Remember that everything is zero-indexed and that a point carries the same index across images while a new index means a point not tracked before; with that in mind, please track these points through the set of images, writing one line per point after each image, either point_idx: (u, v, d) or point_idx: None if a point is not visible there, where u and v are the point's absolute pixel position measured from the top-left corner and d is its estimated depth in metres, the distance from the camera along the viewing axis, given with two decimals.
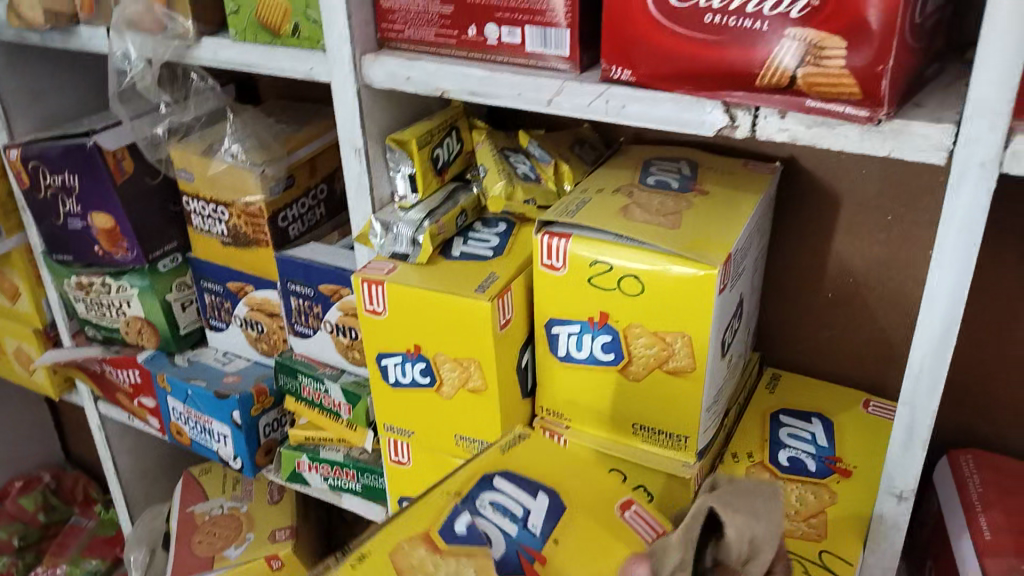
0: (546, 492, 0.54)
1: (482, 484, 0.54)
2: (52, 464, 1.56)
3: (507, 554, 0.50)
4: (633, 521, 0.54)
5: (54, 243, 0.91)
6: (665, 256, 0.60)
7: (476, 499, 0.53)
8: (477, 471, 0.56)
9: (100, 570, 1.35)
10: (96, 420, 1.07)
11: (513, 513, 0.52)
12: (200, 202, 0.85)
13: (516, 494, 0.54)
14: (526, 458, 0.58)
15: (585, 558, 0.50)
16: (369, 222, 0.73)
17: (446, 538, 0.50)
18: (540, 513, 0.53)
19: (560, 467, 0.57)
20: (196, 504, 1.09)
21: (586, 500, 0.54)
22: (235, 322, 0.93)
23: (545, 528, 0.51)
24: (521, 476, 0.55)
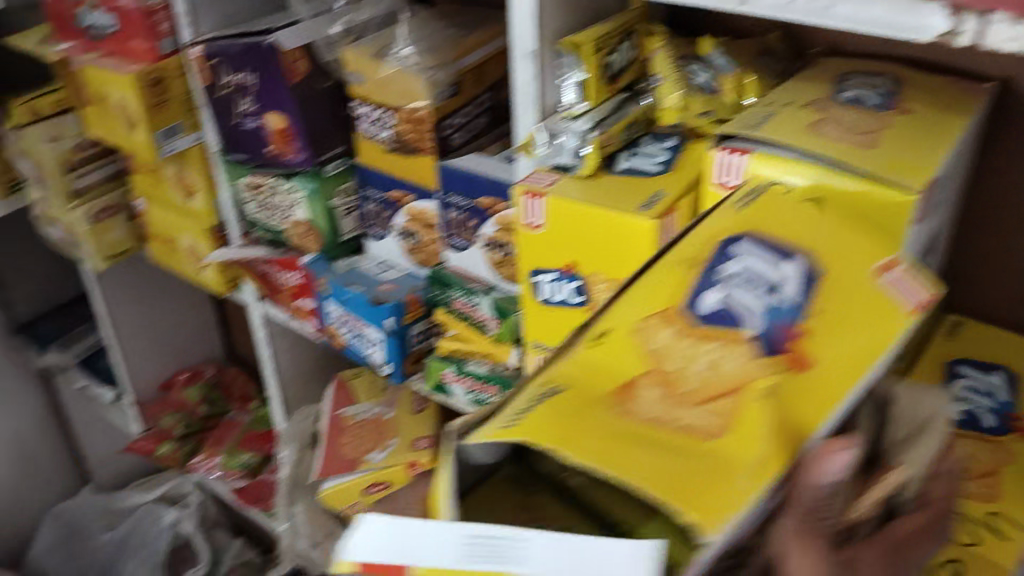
0: (798, 254, 0.49)
1: (722, 250, 0.49)
2: (212, 359, 1.66)
3: (768, 331, 0.45)
4: (891, 285, 0.50)
5: (231, 142, 0.95)
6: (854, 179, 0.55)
7: (722, 270, 0.48)
8: (717, 233, 0.51)
9: (253, 464, 1.43)
10: (258, 319, 1.12)
11: (765, 283, 0.47)
12: (368, 108, 0.86)
13: (763, 259, 0.48)
14: (769, 215, 0.52)
15: (847, 339, 0.47)
16: (535, 131, 0.71)
17: (696, 318, 0.46)
18: (793, 282, 0.47)
19: (802, 223, 0.52)
20: (346, 408, 1.14)
21: (842, 267, 0.50)
22: (393, 232, 0.95)
23: (800, 298, 0.47)
24: (764, 237, 0.50)
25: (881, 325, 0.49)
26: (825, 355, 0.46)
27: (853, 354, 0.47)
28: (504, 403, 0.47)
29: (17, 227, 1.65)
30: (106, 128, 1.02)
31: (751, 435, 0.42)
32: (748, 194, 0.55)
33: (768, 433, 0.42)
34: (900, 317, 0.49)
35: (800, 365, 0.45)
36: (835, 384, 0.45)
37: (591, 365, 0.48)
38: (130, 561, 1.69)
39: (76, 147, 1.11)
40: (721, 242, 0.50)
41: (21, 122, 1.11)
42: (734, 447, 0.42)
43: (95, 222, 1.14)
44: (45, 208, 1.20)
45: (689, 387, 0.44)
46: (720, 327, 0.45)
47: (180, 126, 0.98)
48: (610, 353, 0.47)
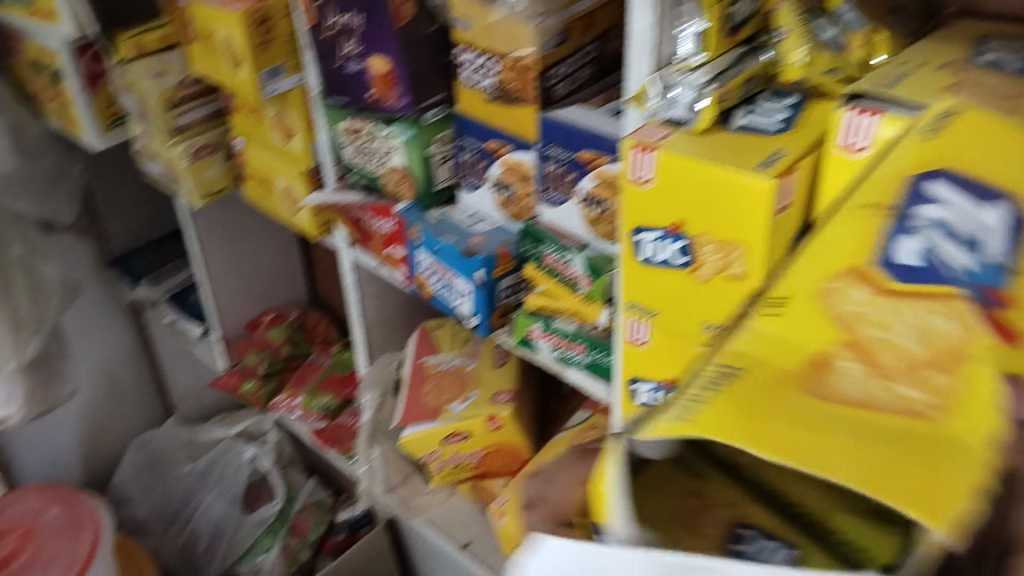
0: (1004, 199, 0.43)
1: (915, 197, 0.46)
2: (297, 301, 1.69)
3: (971, 291, 0.42)
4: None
5: (333, 85, 0.95)
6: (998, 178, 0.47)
7: (913, 219, 0.45)
8: (906, 169, 0.47)
9: (332, 406, 1.47)
10: (348, 264, 1.13)
11: (963, 238, 0.43)
12: (472, 54, 0.85)
13: (960, 203, 0.44)
14: (964, 147, 0.46)
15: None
16: (647, 83, 0.68)
17: (889, 273, 0.44)
18: (1002, 230, 0.42)
19: (1000, 154, 0.45)
20: (428, 356, 1.16)
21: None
22: (487, 184, 0.93)
23: (1008, 250, 0.42)
24: (963, 176, 0.45)
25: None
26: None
27: None
28: (672, 400, 0.43)
29: (115, 162, 1.70)
30: (209, 67, 1.03)
31: (977, 418, 0.38)
32: (939, 116, 0.49)
33: (979, 414, 0.38)
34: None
35: (1009, 336, 0.40)
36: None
37: (777, 332, 0.45)
38: (210, 492, 1.76)
39: (179, 85, 1.13)
40: (913, 179, 0.47)
41: (126, 58, 1.13)
42: (965, 429, 0.38)
43: (193, 160, 1.16)
44: (146, 144, 1.22)
45: (896, 351, 0.42)
46: (921, 284, 0.43)
47: (282, 67, 0.99)
48: (798, 316, 0.46)
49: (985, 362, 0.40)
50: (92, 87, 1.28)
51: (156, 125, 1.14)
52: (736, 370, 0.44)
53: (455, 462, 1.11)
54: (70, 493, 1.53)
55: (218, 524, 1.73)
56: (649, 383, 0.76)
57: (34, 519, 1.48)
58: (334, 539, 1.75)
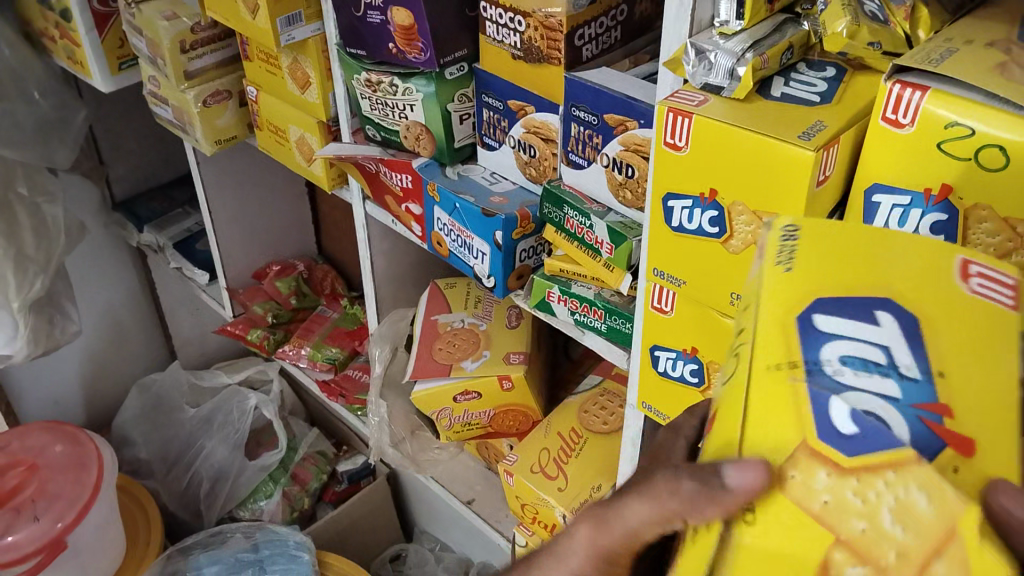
0: (886, 306, 0.39)
1: (810, 344, 0.38)
2: (305, 253, 1.69)
3: (915, 431, 0.34)
4: (985, 291, 0.39)
5: (351, 36, 0.93)
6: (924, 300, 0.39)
7: (822, 365, 0.37)
8: (780, 308, 0.39)
9: (339, 358, 1.47)
10: (361, 218, 1.12)
11: (873, 364, 0.37)
12: (497, 10, 0.82)
13: (851, 328, 0.38)
14: (830, 277, 0.40)
15: (990, 376, 0.36)
16: (683, 46, 0.66)
17: (837, 445, 0.34)
18: (900, 342, 0.37)
19: (859, 266, 0.41)
20: (440, 314, 1.16)
21: (932, 293, 0.39)
22: (509, 143, 0.92)
23: (920, 362, 0.37)
24: (834, 305, 0.39)
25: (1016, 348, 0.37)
26: (990, 435, 0.34)
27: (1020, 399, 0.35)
28: None
29: (122, 104, 1.67)
30: (223, 11, 1.00)
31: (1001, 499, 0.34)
32: (782, 240, 0.43)
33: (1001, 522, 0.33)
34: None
35: (967, 448, 0.34)
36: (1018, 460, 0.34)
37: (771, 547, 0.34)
38: (212, 437, 1.76)
39: (193, 29, 1.09)
40: (803, 322, 0.39)
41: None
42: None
43: (205, 106, 1.14)
44: (157, 88, 1.20)
45: (895, 547, 0.32)
46: (879, 449, 0.33)
47: (301, 15, 0.96)
48: (777, 528, 0.34)
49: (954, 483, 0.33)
50: (101, 27, 1.25)
51: (167, 68, 1.11)
52: None
53: (465, 421, 1.12)
54: (74, 431, 1.53)
55: (219, 470, 1.73)
56: (669, 352, 0.77)
57: (39, 454, 1.48)
58: (335, 488, 1.77)
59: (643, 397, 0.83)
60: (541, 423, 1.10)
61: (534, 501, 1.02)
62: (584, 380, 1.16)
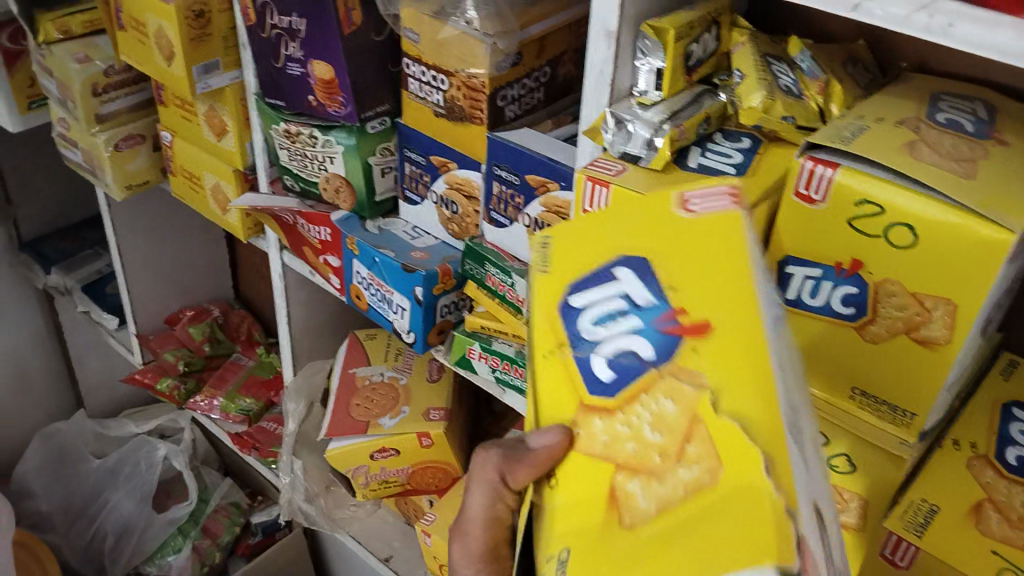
0: (619, 260, 0.44)
1: (569, 320, 0.45)
2: (221, 298, 1.64)
3: (659, 346, 0.41)
4: (703, 208, 0.42)
5: (271, 87, 0.90)
6: (649, 238, 0.43)
7: (581, 334, 0.44)
8: (548, 301, 0.47)
9: (253, 409, 1.43)
10: (278, 268, 1.10)
11: (617, 311, 0.43)
12: (420, 68, 0.82)
13: (597, 294, 0.44)
14: (579, 254, 0.46)
15: (713, 262, 0.40)
16: (602, 115, 0.66)
17: (600, 396, 0.43)
18: (634, 282, 0.42)
19: (600, 225, 0.46)
20: (359, 367, 1.14)
21: (649, 229, 0.43)
22: (431, 199, 0.91)
23: (653, 289, 0.42)
24: (583, 281, 0.45)
25: (728, 241, 0.40)
26: (719, 310, 0.39)
27: (727, 284, 0.39)
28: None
29: (31, 143, 1.60)
30: (136, 54, 0.96)
31: (749, 352, 0.38)
32: (539, 248, 0.49)
33: (737, 366, 0.38)
34: (734, 216, 0.40)
35: (698, 330, 0.39)
36: (748, 323, 0.38)
37: (565, 501, 0.46)
38: (118, 490, 1.69)
39: (106, 72, 1.06)
40: (563, 307, 0.46)
41: (50, 39, 1.06)
42: (733, 476, 0.36)
43: (116, 150, 1.10)
44: (66, 130, 1.15)
45: (655, 452, 0.40)
46: (631, 380, 0.41)
47: (218, 63, 0.93)
48: (574, 477, 0.46)
49: (699, 361, 0.39)
50: (9, 66, 1.20)
51: (77, 111, 1.06)
52: (564, 554, 0.43)
53: (383, 478, 1.09)
54: None
55: (126, 522, 1.66)
56: None
57: None
58: (248, 541, 1.70)
59: None
60: (462, 480, 1.07)
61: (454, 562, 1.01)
62: (506, 436, 1.14)
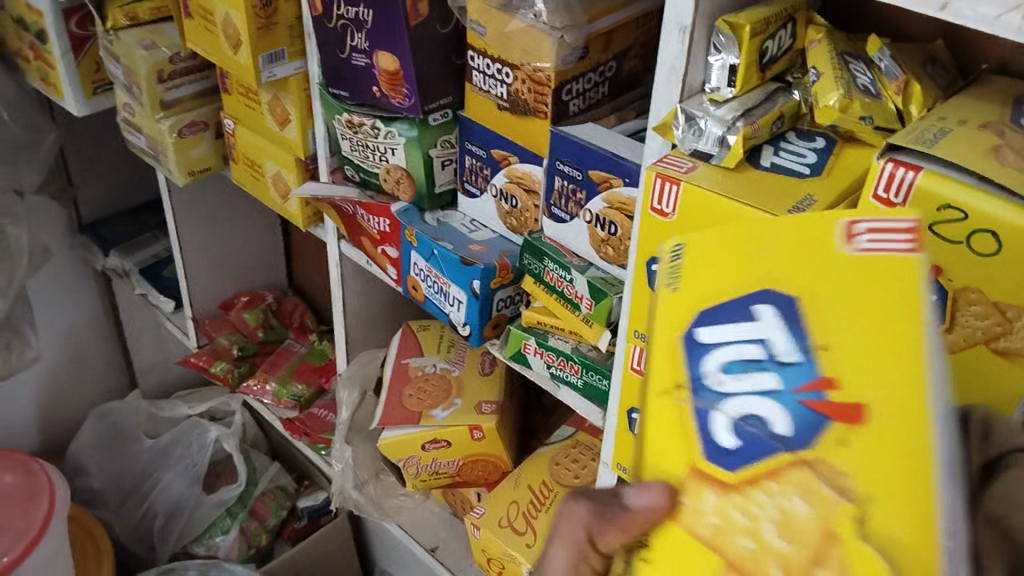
0: (763, 298, 0.40)
1: (693, 359, 0.41)
2: (275, 284, 1.66)
3: (796, 413, 0.37)
4: (875, 248, 0.39)
5: (335, 77, 0.91)
6: (801, 274, 0.40)
7: (707, 379, 0.40)
8: (671, 328, 0.42)
9: (304, 395, 1.45)
10: (335, 257, 1.10)
11: (754, 360, 0.39)
12: (485, 60, 0.81)
13: (733, 334, 0.40)
14: (714, 284, 0.42)
15: (877, 327, 0.37)
16: (673, 111, 0.64)
17: (719, 465, 0.38)
18: (779, 329, 0.39)
19: (746, 250, 0.42)
20: (412, 358, 1.14)
21: (803, 262, 0.40)
22: (490, 192, 0.91)
23: (803, 339, 0.38)
24: (718, 314, 0.41)
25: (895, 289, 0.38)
26: (877, 391, 0.36)
27: (888, 341, 0.37)
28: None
29: (94, 126, 1.63)
30: (202, 43, 0.97)
31: (916, 454, 0.35)
32: (668, 261, 0.45)
33: (894, 471, 0.35)
34: (912, 262, 0.38)
35: (850, 416, 0.36)
36: (908, 400, 0.36)
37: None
38: (169, 470, 1.71)
39: (172, 58, 1.07)
40: (683, 342, 0.42)
41: (117, 26, 1.08)
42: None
43: (180, 136, 1.11)
44: (132, 115, 1.17)
45: (777, 560, 0.36)
46: (754, 460, 0.38)
47: (284, 53, 0.93)
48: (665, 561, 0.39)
49: (845, 455, 0.36)
50: (77, 51, 1.22)
51: (143, 97, 1.08)
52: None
53: (433, 469, 1.10)
54: (25, 460, 1.52)
55: (175, 503, 1.69)
56: None
57: None
58: (294, 525, 1.73)
59: (617, 459, 0.81)
60: (510, 474, 1.08)
61: (501, 557, 1.00)
62: (555, 431, 1.14)
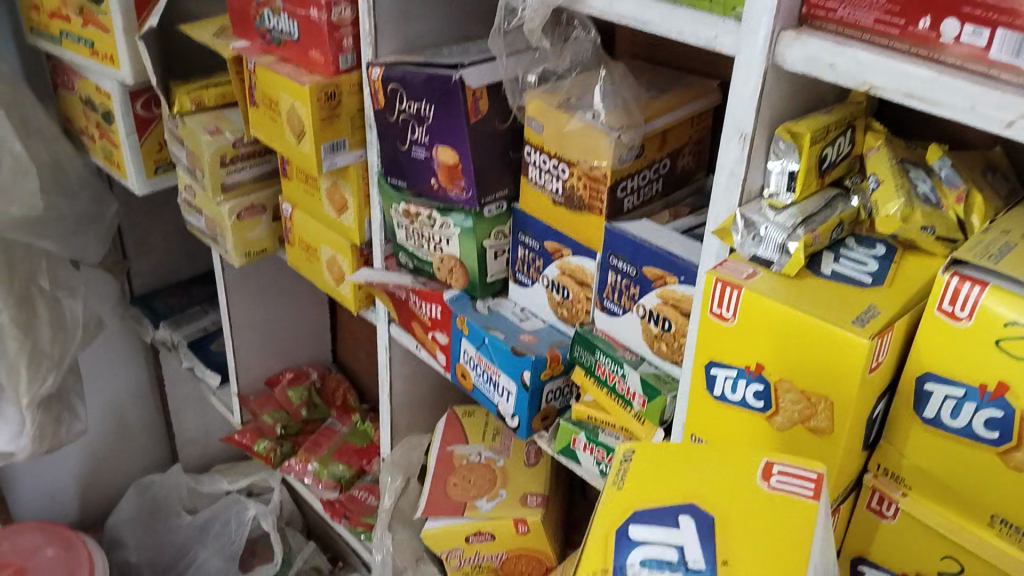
0: (687, 510, 0.52)
1: (621, 550, 0.51)
2: (320, 361, 1.68)
3: None
4: (783, 488, 0.53)
5: (394, 168, 0.93)
6: (723, 497, 0.53)
7: (626, 567, 0.50)
8: (607, 521, 0.53)
9: (345, 476, 1.44)
10: (384, 340, 1.11)
11: (669, 560, 0.49)
12: (542, 155, 0.82)
13: (660, 533, 0.51)
14: (648, 492, 0.54)
15: (772, 553, 0.50)
16: (732, 215, 0.65)
17: None
18: (695, 539, 0.50)
19: (681, 467, 0.55)
20: (456, 445, 1.13)
21: (726, 489, 0.53)
22: (542, 282, 0.91)
23: (710, 551, 0.50)
24: (650, 513, 0.52)
25: (794, 530, 0.50)
26: None
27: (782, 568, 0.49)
28: None
29: (153, 204, 1.68)
30: (266, 130, 1.00)
31: None
32: (620, 463, 0.57)
33: None
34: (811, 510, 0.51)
35: None
36: None
37: None
38: (207, 547, 1.71)
39: (235, 144, 1.11)
40: (620, 531, 0.52)
41: (184, 110, 1.11)
42: None
43: (238, 219, 1.14)
44: (193, 197, 1.20)
45: None
46: None
47: (344, 142, 0.96)
48: None
49: None
50: (142, 131, 1.26)
51: (205, 180, 1.11)
52: None
53: (476, 563, 1.08)
54: (67, 534, 1.58)
55: None
56: None
57: (28, 557, 1.52)
58: None
59: None
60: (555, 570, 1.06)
61: None
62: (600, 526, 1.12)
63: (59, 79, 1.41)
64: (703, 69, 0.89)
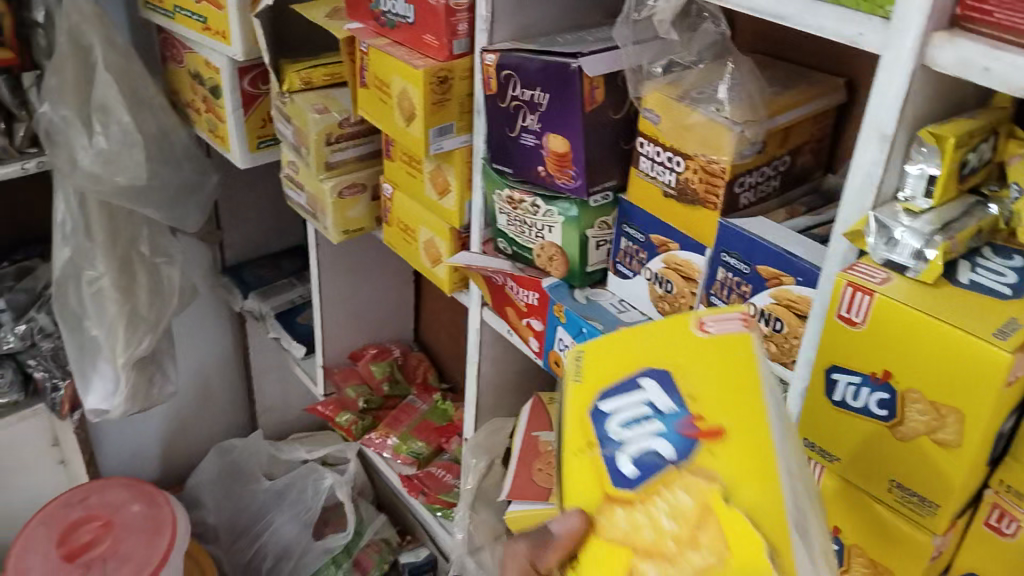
0: (645, 375, 0.54)
1: (598, 423, 0.54)
2: (402, 339, 1.70)
3: (679, 446, 0.50)
4: (717, 329, 0.54)
5: (501, 153, 0.93)
6: (671, 353, 0.54)
7: (609, 435, 0.53)
8: (580, 406, 0.56)
9: (423, 453, 1.45)
10: (476, 322, 1.12)
11: (642, 416, 0.52)
12: (656, 148, 0.81)
13: (625, 399, 0.54)
14: (606, 371, 0.56)
15: (721, 380, 0.51)
16: (865, 218, 0.62)
17: (625, 487, 0.50)
18: (658, 393, 0.53)
19: (628, 345, 0.57)
20: (541, 431, 1.13)
21: (671, 346, 0.54)
22: (645, 275, 0.89)
23: (675, 398, 0.52)
24: (610, 390, 0.55)
25: (738, 357, 0.52)
26: (732, 420, 0.50)
27: (740, 388, 0.51)
28: None
29: (249, 177, 1.72)
30: (375, 111, 1.02)
31: (764, 460, 0.48)
32: (575, 365, 0.59)
33: (752, 470, 0.47)
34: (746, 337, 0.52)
35: (713, 435, 0.49)
36: (757, 425, 0.49)
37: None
38: (282, 513, 1.76)
39: (341, 123, 1.12)
40: (593, 410, 0.55)
41: (292, 88, 1.14)
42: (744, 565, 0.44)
43: (340, 197, 1.15)
44: (295, 173, 1.23)
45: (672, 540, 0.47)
46: (649, 476, 0.50)
47: (452, 126, 0.96)
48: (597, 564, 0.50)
49: (714, 462, 0.49)
50: (248, 107, 1.29)
51: (310, 157, 1.13)
52: None
53: None
54: (152, 492, 1.64)
55: (284, 546, 1.73)
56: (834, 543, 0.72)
57: (116, 511, 1.59)
58: None
59: None
60: None
61: None
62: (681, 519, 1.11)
63: (168, 53, 1.45)
64: (827, 63, 0.87)
